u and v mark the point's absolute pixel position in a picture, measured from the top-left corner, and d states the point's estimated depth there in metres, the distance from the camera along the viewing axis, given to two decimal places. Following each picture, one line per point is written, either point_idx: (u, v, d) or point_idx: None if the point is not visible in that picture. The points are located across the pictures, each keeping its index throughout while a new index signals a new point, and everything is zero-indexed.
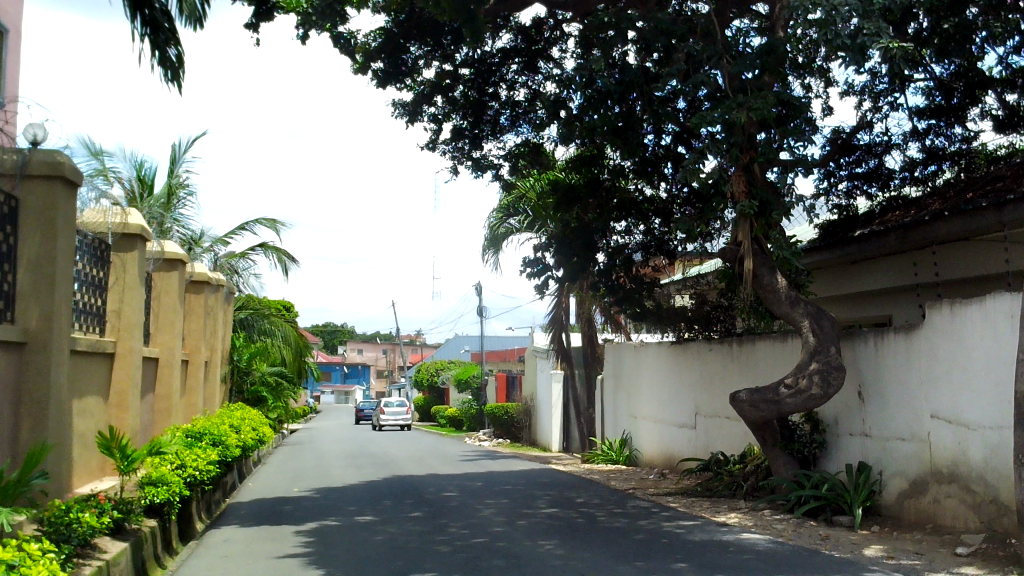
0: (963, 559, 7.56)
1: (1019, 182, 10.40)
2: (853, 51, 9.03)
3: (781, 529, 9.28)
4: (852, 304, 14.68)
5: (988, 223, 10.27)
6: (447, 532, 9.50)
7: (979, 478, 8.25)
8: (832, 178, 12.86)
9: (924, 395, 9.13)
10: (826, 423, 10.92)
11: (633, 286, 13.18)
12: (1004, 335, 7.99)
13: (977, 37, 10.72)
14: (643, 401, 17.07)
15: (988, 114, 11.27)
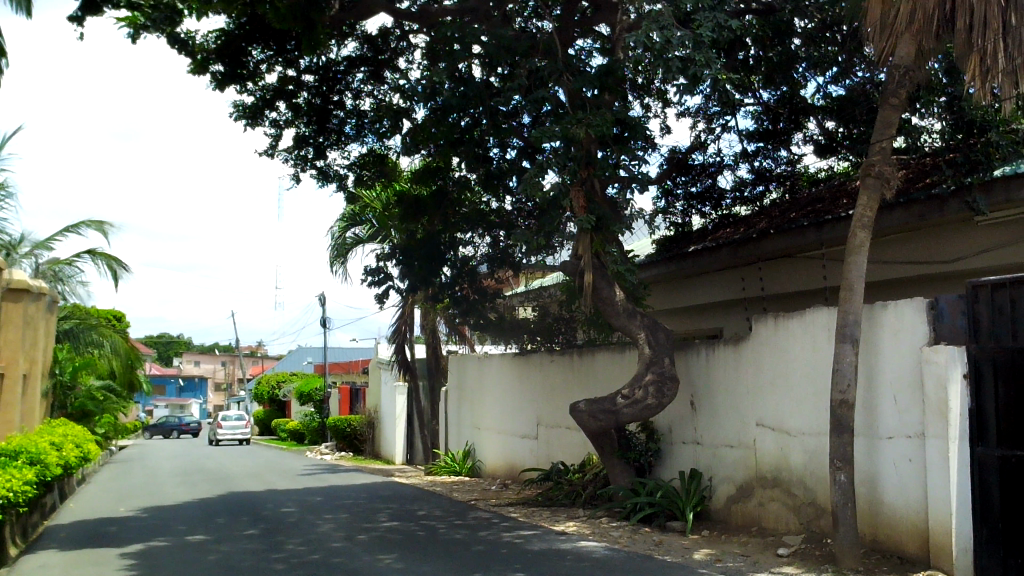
0: (784, 559, 7.97)
1: (836, 205, 11.11)
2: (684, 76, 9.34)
3: (617, 536, 9.52)
4: (685, 317, 15.28)
5: (809, 242, 10.94)
6: (282, 549, 9.23)
7: (799, 482, 8.75)
8: (669, 197, 13.41)
9: (751, 404, 9.61)
10: (661, 432, 11.28)
11: (477, 297, 13.19)
12: (822, 347, 8.49)
13: (800, 67, 11.46)
14: (486, 413, 17.16)
15: (810, 140, 12.01)
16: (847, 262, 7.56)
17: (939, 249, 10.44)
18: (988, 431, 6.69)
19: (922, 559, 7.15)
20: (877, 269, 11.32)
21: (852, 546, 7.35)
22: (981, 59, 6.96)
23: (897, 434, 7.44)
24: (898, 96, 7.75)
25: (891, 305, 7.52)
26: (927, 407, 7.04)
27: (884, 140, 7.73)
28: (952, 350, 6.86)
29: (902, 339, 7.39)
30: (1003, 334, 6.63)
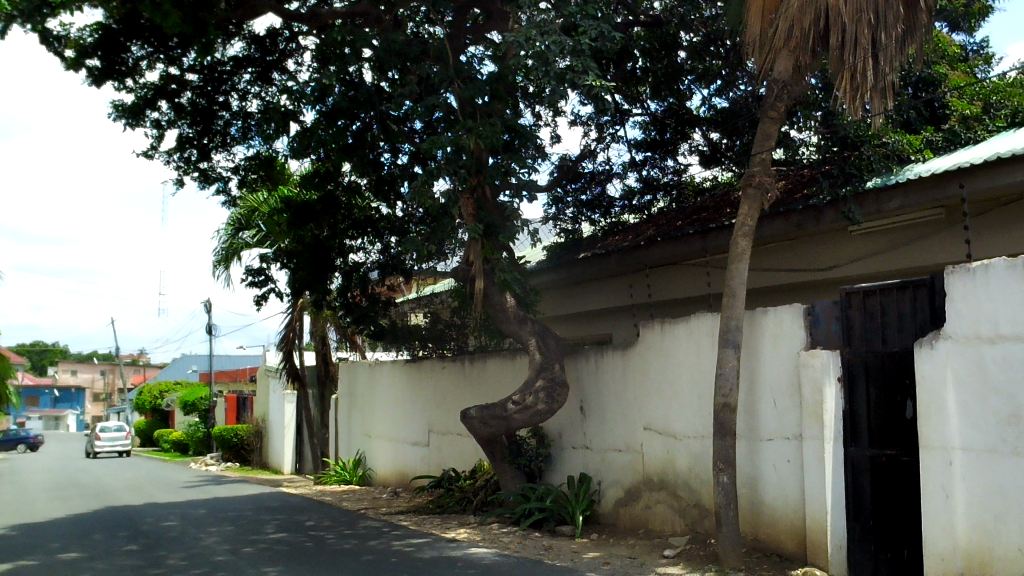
0: (669, 560, 8.15)
1: (719, 214, 11.45)
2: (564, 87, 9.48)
3: (507, 542, 9.54)
4: (576, 322, 15.47)
5: (694, 250, 11.22)
6: (163, 565, 8.90)
7: (685, 484, 8.95)
8: (559, 204, 13.47)
9: (639, 408, 9.77)
10: (551, 437, 11.36)
11: (368, 304, 13.03)
12: (706, 353, 8.71)
13: (685, 80, 11.77)
14: (377, 421, 16.97)
15: (696, 150, 12.24)
16: (729, 269, 7.78)
17: (817, 257, 10.86)
18: (859, 432, 6.98)
19: (799, 556, 7.42)
20: (758, 276, 11.71)
21: (735, 546, 7.54)
22: (853, 77, 7.28)
23: (777, 435, 7.69)
24: (777, 108, 7.96)
25: (771, 311, 7.77)
26: (804, 410, 7.30)
27: (764, 151, 7.97)
28: (827, 354, 7.13)
29: (781, 344, 7.64)
30: (873, 338, 6.92)
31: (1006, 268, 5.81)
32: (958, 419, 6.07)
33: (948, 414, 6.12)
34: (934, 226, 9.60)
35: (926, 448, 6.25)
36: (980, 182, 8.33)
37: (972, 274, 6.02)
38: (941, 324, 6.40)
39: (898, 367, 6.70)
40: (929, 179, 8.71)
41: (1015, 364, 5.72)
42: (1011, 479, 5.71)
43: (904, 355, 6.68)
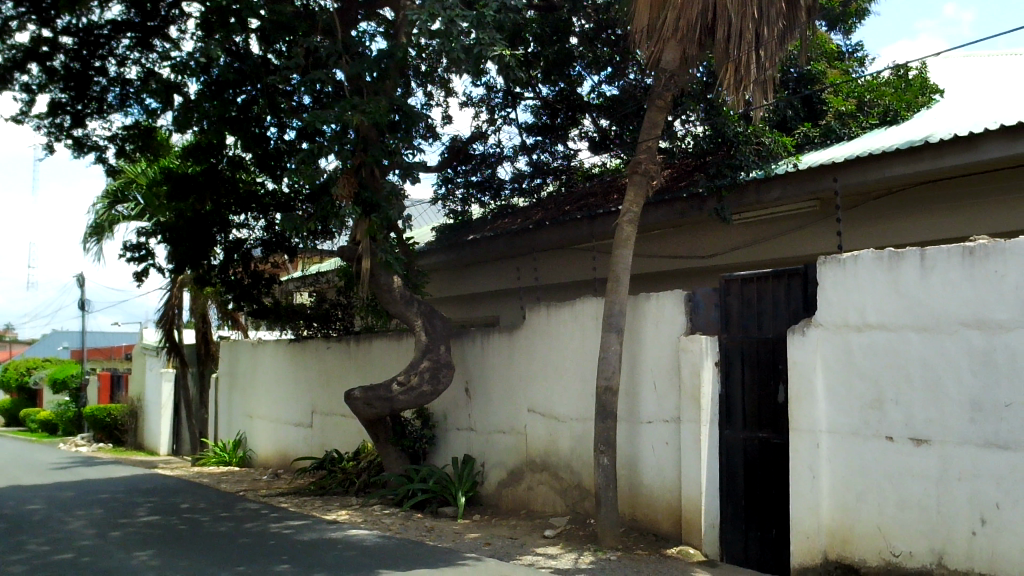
0: (549, 540, 8.27)
1: (606, 200, 11.61)
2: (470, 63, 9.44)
3: (389, 524, 9.49)
4: (462, 305, 15.48)
5: (582, 234, 11.36)
6: (24, 550, 8.50)
7: (566, 465, 9.10)
8: (449, 184, 13.57)
9: (523, 391, 9.84)
10: (435, 419, 11.34)
11: (250, 281, 12.92)
12: (590, 337, 8.84)
13: (576, 66, 11.89)
14: (258, 401, 16.63)
15: (585, 136, 12.40)
16: (614, 255, 7.88)
17: (700, 245, 11.17)
18: (734, 415, 7.21)
19: (674, 535, 7.64)
20: (642, 262, 11.96)
21: (613, 526, 7.70)
22: (736, 70, 7.52)
23: (656, 418, 7.87)
24: (663, 98, 8.07)
25: (653, 296, 7.93)
26: (683, 394, 7.48)
27: (651, 139, 8.09)
28: (706, 339, 7.34)
29: (663, 328, 7.81)
30: (749, 325, 7.14)
31: (874, 260, 6.08)
32: (826, 404, 6.32)
33: (817, 399, 6.37)
34: (810, 219, 9.95)
35: (794, 432, 6.49)
36: (852, 177, 8.68)
37: (842, 264, 6.27)
38: (813, 312, 6.65)
39: (771, 353, 6.93)
40: (805, 172, 9.05)
41: (880, 351, 6.00)
42: (874, 461, 6.00)
43: (778, 342, 6.90)
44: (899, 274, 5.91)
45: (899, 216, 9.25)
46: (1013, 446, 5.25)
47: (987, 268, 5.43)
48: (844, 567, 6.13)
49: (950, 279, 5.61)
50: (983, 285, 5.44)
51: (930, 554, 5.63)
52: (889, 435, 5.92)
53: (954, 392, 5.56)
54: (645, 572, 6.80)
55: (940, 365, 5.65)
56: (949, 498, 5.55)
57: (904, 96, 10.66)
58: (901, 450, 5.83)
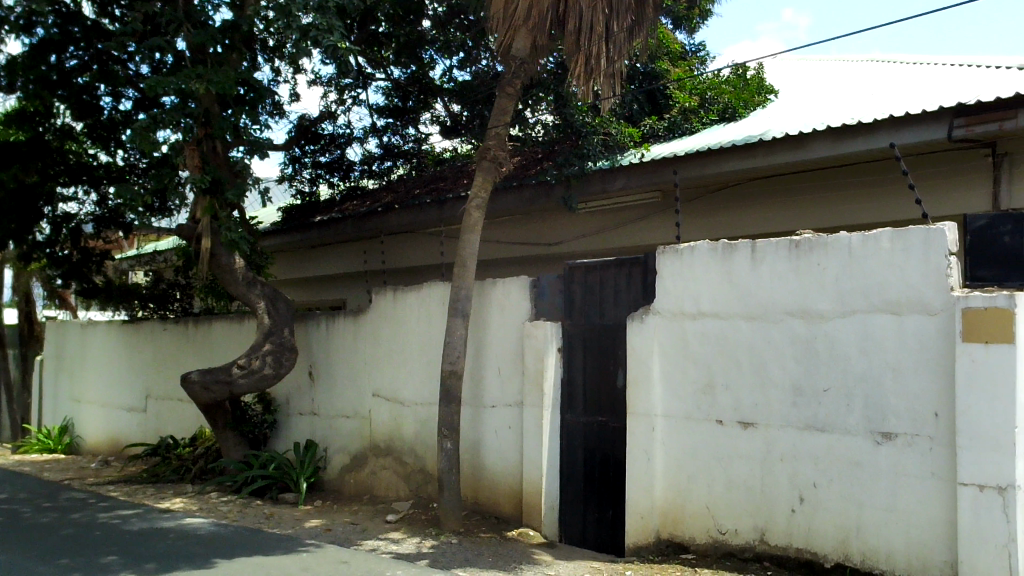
0: (391, 525, 8.24)
1: (456, 184, 11.63)
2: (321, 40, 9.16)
3: (226, 511, 9.21)
4: (307, 288, 15.20)
5: (430, 218, 11.34)
6: None
7: (409, 449, 9.09)
8: (297, 163, 13.26)
9: (368, 374, 9.74)
10: (277, 403, 11.07)
11: (79, 258, 12.06)
12: (436, 322, 8.84)
13: (427, 50, 11.65)
14: (88, 385, 15.78)
15: (436, 121, 12.41)
16: (462, 240, 7.89)
17: (547, 232, 11.39)
18: (575, 399, 7.39)
19: (515, 517, 7.76)
20: (491, 248, 12.07)
21: (455, 509, 7.74)
22: (586, 60, 7.69)
23: (500, 403, 7.95)
24: (513, 85, 8.13)
25: (499, 282, 8.00)
26: (526, 379, 7.57)
27: (500, 126, 8.12)
28: (549, 326, 7.46)
29: (508, 315, 7.89)
30: (592, 312, 7.30)
31: (709, 251, 6.33)
32: (661, 388, 6.56)
33: (653, 383, 6.58)
34: (650, 209, 10.28)
35: (631, 415, 6.69)
36: (691, 171, 9.01)
37: (680, 254, 6.50)
38: (651, 300, 6.86)
39: (610, 340, 7.12)
40: (648, 163, 9.33)
41: (712, 338, 6.27)
42: (704, 444, 6.27)
43: (617, 328, 7.09)
44: (732, 264, 6.18)
45: (734, 209, 9.68)
46: (830, 428, 5.60)
47: (811, 261, 5.74)
48: (675, 544, 6.40)
49: (778, 270, 5.91)
50: (807, 277, 5.76)
51: (753, 532, 5.95)
52: (719, 419, 6.19)
53: (778, 377, 5.87)
54: (486, 554, 6.88)
55: (766, 352, 5.96)
56: (772, 478, 5.87)
57: (742, 94, 11.02)
58: (729, 433, 6.12)
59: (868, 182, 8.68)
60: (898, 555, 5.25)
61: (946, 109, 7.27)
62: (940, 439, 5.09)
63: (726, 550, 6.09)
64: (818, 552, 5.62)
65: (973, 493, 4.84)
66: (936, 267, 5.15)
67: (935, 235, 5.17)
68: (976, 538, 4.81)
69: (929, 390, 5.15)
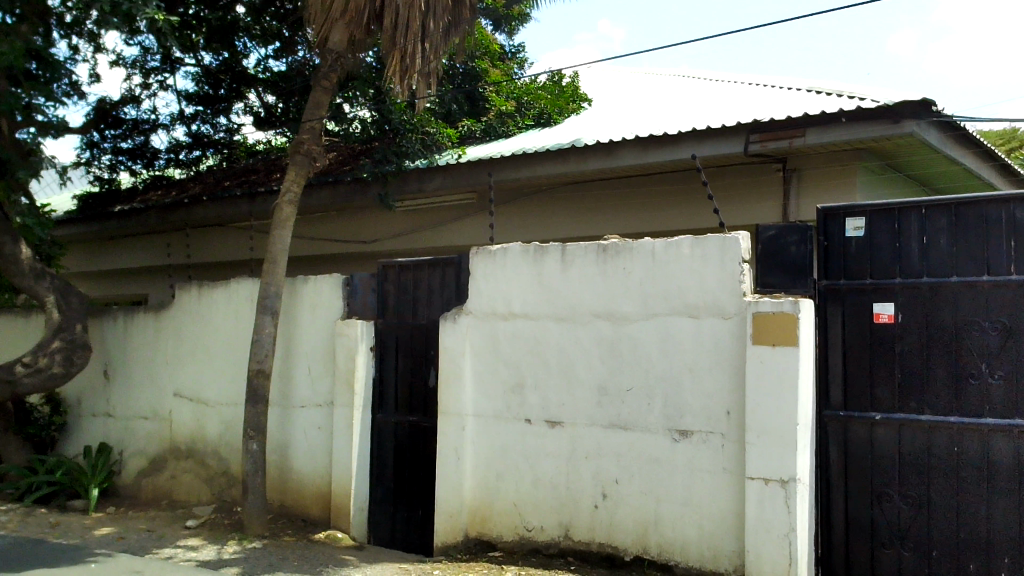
0: (191, 531, 7.89)
1: (268, 177, 11.29)
2: (118, 19, 8.66)
3: (5, 521, 8.52)
4: (106, 281, 14.40)
5: (240, 212, 10.95)
6: None
7: (212, 452, 8.74)
8: (95, 149, 12.37)
9: (169, 373, 9.28)
10: (67, 404, 10.35)
11: None
12: (244, 319, 8.52)
13: (241, 37, 11.24)
14: None
15: (250, 111, 12.02)
16: (272, 236, 7.68)
17: (362, 229, 11.25)
18: (386, 399, 7.33)
19: (323, 520, 7.61)
20: (304, 244, 11.80)
21: (259, 513, 7.50)
22: (403, 57, 7.62)
23: (309, 403, 7.77)
24: (330, 79, 7.95)
25: (310, 279, 7.81)
26: (337, 378, 7.43)
27: (315, 120, 7.92)
28: (362, 325, 7.35)
29: (319, 313, 7.72)
30: (405, 311, 7.27)
31: (521, 253, 6.42)
32: (472, 387, 6.61)
33: (464, 383, 6.62)
34: (465, 210, 10.37)
35: (442, 415, 6.71)
36: (505, 172, 9.15)
37: (493, 256, 6.56)
38: (464, 300, 6.89)
39: (424, 338, 7.12)
40: (464, 164, 9.38)
41: (522, 339, 6.37)
42: (513, 443, 6.37)
43: (430, 327, 7.10)
44: (543, 267, 6.29)
45: (547, 213, 9.93)
46: (632, 426, 5.81)
47: (618, 265, 5.94)
48: (483, 542, 6.47)
49: (586, 273, 6.08)
50: (614, 280, 5.95)
51: (558, 528, 6.11)
52: (528, 418, 6.30)
53: (584, 377, 6.04)
54: (292, 558, 6.70)
55: (574, 353, 6.11)
56: (576, 475, 6.04)
57: (558, 100, 11.44)
58: (537, 432, 6.24)
59: (671, 190, 9.08)
60: (691, 547, 5.52)
61: (743, 125, 7.70)
62: (731, 436, 5.39)
63: (531, 547, 6.21)
64: (618, 546, 5.83)
65: (759, 486, 5.15)
66: (730, 273, 5.43)
67: (730, 242, 5.45)
68: (762, 530, 5.12)
69: (722, 390, 5.44)
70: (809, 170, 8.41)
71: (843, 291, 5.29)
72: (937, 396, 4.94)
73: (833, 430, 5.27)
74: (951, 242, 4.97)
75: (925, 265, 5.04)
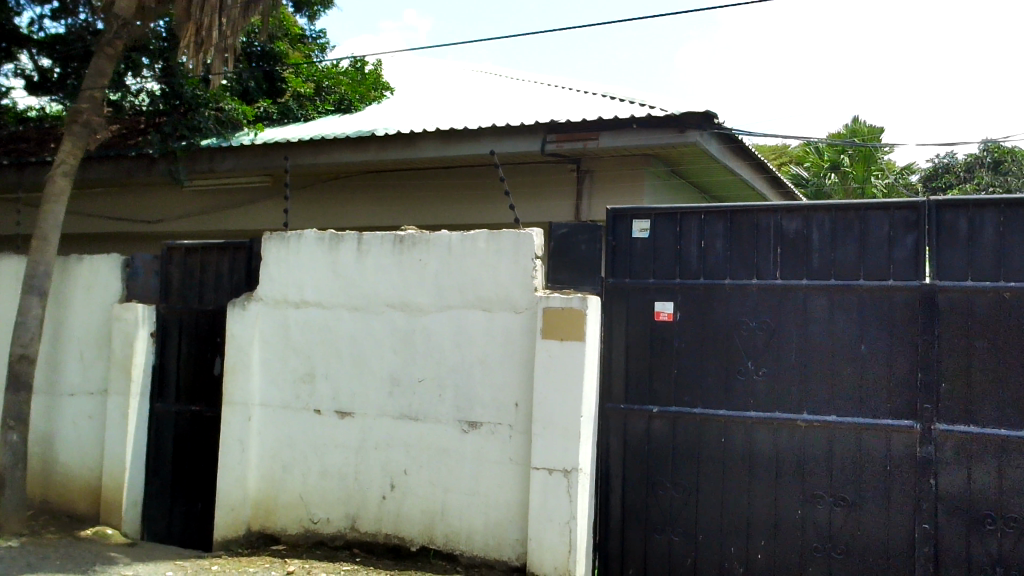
0: None
1: (40, 147, 10.44)
2: None
3: None
4: None
5: (6, 183, 10.06)
6: None
7: None
8: None
9: None
10: None
11: None
12: (7, 299, 7.85)
13: None
14: None
15: (21, 74, 11.03)
16: (43, 210, 7.14)
17: (144, 209, 10.65)
18: (166, 387, 6.97)
19: (91, 515, 7.15)
20: (78, 221, 11.03)
21: (18, 509, 6.94)
22: (196, 31, 7.30)
23: (79, 391, 7.26)
24: (114, 46, 7.44)
25: (85, 259, 7.29)
26: (111, 364, 6.98)
27: (96, 88, 7.39)
28: (142, 308, 6.93)
29: (94, 296, 7.22)
30: (190, 295, 6.94)
31: (315, 240, 6.27)
32: (260, 376, 6.40)
33: (252, 371, 6.40)
34: (259, 193, 10.04)
35: (226, 404, 6.45)
36: (303, 157, 8.93)
37: (286, 241, 6.36)
38: (255, 286, 6.67)
39: (210, 325, 6.83)
40: (259, 146, 9.07)
41: (314, 327, 6.23)
42: (300, 433, 6.23)
43: (217, 314, 6.82)
44: (338, 255, 6.18)
45: (345, 200, 9.78)
46: (422, 417, 5.83)
47: (413, 256, 5.93)
48: (266, 536, 6.31)
49: (381, 263, 6.02)
50: (409, 271, 5.94)
51: (344, 519, 6.05)
52: (316, 408, 6.19)
53: (376, 367, 6.00)
54: (54, 557, 6.25)
55: (366, 343, 6.05)
56: (364, 466, 6.00)
57: (359, 87, 11.29)
58: (326, 422, 6.14)
59: (469, 184, 9.17)
60: (476, 536, 5.62)
61: (541, 124, 7.88)
62: (518, 427, 5.52)
63: (316, 539, 6.13)
64: (405, 537, 5.85)
65: (543, 475, 5.31)
66: (523, 269, 5.55)
67: (524, 239, 5.56)
68: (544, 518, 5.28)
69: (511, 382, 5.56)
70: (600, 172, 8.73)
71: (627, 289, 5.53)
72: (709, 390, 5.28)
73: (614, 421, 5.50)
74: (726, 247, 5.31)
75: (702, 268, 5.36)
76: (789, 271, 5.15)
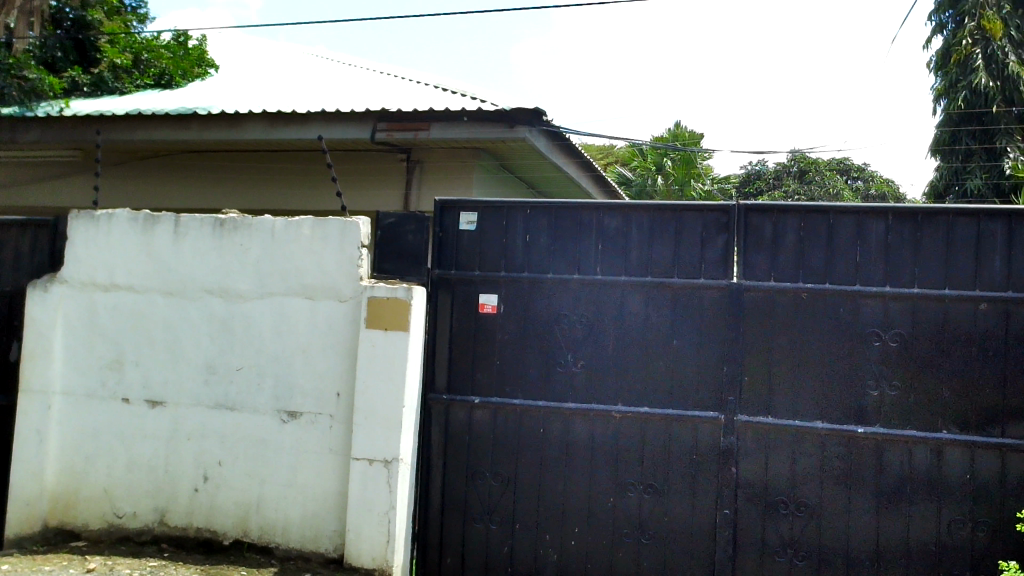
0: None
1: None
2: None
3: None
4: None
5: None
6: None
7: None
8: None
9: None
10: None
11: None
12: None
13: None
14: None
15: None
16: None
17: None
18: None
19: None
20: None
21: None
22: None
23: None
24: None
25: None
26: None
27: None
28: None
29: None
30: None
31: (128, 219, 5.93)
32: (61, 362, 5.98)
33: (52, 358, 5.97)
34: (68, 168, 9.43)
35: (22, 392, 5.98)
36: (117, 133, 8.45)
37: (93, 220, 5.98)
38: (59, 267, 6.26)
39: (6, 307, 6.36)
40: (68, 118, 8.51)
41: (123, 312, 5.91)
42: (105, 423, 5.90)
43: (15, 296, 6.35)
44: (152, 237, 5.88)
45: (163, 180, 9.35)
46: (239, 407, 5.65)
47: (234, 241, 5.72)
48: (64, 532, 5.95)
49: (199, 246, 5.78)
50: (229, 255, 5.73)
51: (152, 513, 5.80)
52: (124, 397, 5.88)
53: (191, 355, 5.77)
54: None
55: (181, 329, 5.80)
56: (175, 457, 5.76)
57: (180, 62, 10.79)
58: (134, 412, 5.85)
59: (296, 169, 8.95)
60: (292, 528, 5.53)
61: (371, 112, 7.80)
62: (339, 417, 5.45)
63: (121, 535, 5.84)
64: (217, 530, 5.67)
65: (362, 466, 5.26)
66: (348, 257, 5.48)
67: (349, 227, 5.49)
68: (362, 509, 5.25)
69: (333, 372, 5.49)
70: (430, 163, 8.73)
71: (453, 280, 5.54)
72: (529, 382, 5.39)
73: (435, 412, 5.51)
74: (550, 242, 5.43)
75: (526, 261, 5.45)
76: (608, 267, 5.32)
